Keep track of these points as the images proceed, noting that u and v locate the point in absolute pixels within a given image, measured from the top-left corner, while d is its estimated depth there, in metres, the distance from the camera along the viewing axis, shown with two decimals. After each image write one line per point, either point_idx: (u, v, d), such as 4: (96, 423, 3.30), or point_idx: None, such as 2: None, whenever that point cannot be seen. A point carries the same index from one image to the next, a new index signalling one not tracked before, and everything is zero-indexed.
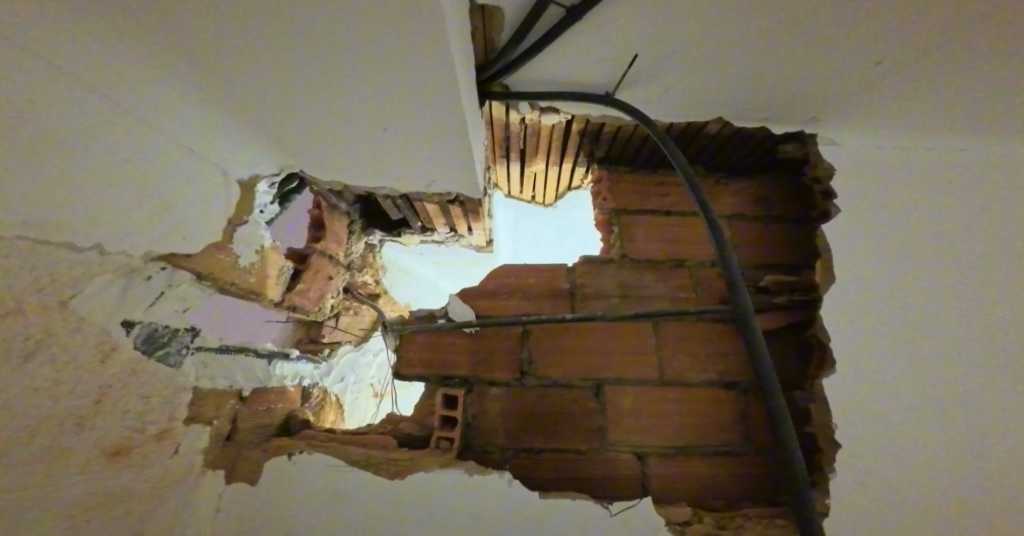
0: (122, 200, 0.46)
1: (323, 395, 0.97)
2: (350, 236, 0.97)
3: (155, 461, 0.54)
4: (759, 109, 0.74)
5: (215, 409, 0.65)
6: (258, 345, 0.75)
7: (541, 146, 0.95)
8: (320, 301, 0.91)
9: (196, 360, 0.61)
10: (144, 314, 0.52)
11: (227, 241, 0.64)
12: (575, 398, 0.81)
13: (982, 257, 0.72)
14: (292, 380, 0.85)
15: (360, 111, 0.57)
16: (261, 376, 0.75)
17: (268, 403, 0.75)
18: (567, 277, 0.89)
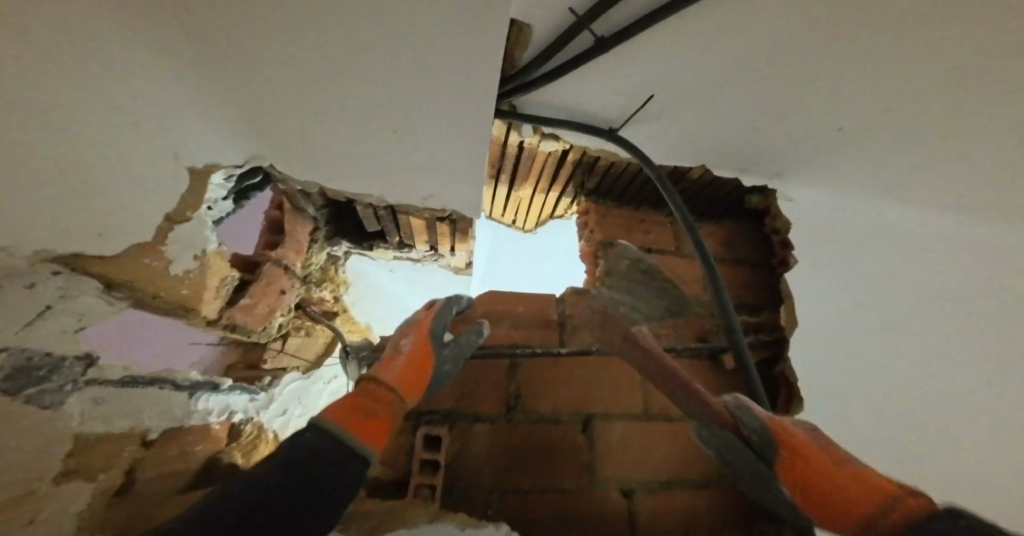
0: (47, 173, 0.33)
1: (258, 431, 0.80)
2: (311, 246, 0.83)
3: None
4: (734, 162, 0.84)
5: (106, 461, 0.48)
6: (178, 375, 0.60)
7: (533, 172, 0.94)
8: (267, 319, 0.73)
9: (84, 397, 0.47)
10: (14, 337, 0.40)
11: (159, 242, 0.48)
12: (562, 434, 0.76)
13: (889, 310, 0.89)
14: (217, 416, 0.70)
15: (376, 110, 0.50)
16: (175, 414, 0.61)
17: (183, 446, 0.61)
18: (556, 307, 0.88)
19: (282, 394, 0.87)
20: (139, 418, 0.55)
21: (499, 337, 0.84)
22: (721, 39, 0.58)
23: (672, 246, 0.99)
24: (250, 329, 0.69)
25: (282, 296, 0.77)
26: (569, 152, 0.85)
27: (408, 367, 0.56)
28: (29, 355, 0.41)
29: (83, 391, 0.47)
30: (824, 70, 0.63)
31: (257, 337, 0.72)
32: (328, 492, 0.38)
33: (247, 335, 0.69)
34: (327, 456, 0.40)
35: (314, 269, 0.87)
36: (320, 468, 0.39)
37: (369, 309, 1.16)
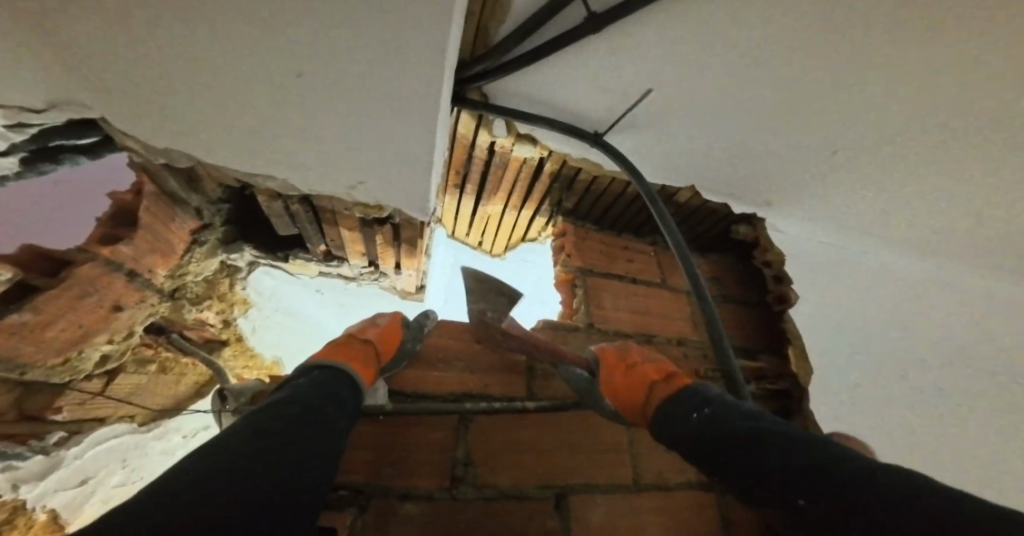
0: None
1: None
2: (190, 250, 0.59)
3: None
4: (726, 185, 0.76)
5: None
6: None
7: (503, 185, 0.80)
8: (75, 346, 0.51)
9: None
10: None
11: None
12: (526, 514, 0.55)
13: (898, 353, 0.79)
14: None
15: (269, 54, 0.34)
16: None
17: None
18: (524, 346, 0.71)
19: (83, 458, 0.69)
20: None
21: (448, 384, 0.64)
22: (724, 28, 0.50)
23: (658, 278, 0.88)
24: (34, 363, 0.48)
25: (119, 313, 0.53)
26: (547, 162, 0.73)
27: (366, 352, 0.53)
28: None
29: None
30: (833, 88, 0.57)
31: (52, 372, 0.52)
32: (316, 446, 0.31)
33: (23, 372, 0.48)
34: (296, 413, 0.34)
35: (194, 282, 0.64)
36: (298, 429, 0.32)
37: (279, 342, 0.91)
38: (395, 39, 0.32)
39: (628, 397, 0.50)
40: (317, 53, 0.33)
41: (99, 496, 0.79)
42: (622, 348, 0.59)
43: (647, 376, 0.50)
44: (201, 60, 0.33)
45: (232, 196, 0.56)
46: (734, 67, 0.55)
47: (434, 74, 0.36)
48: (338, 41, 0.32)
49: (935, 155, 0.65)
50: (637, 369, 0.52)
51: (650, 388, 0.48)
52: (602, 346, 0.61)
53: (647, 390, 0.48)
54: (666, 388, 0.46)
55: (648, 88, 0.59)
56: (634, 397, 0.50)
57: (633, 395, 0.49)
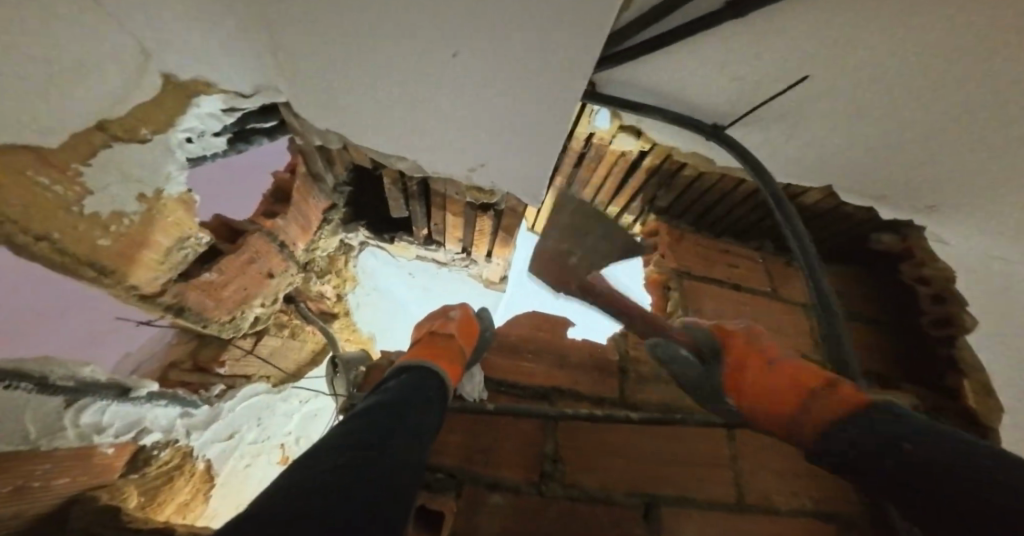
0: None
1: (179, 459, 0.73)
2: (321, 226, 0.67)
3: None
4: (871, 185, 0.64)
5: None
6: (58, 369, 0.49)
7: (596, 179, 0.77)
8: (238, 307, 0.60)
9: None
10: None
11: (74, 159, 0.32)
12: (614, 521, 0.53)
13: None
14: (116, 436, 0.61)
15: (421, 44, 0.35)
16: (33, 435, 0.50)
17: (26, 477, 0.49)
18: (615, 345, 0.68)
19: (231, 413, 0.79)
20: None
21: (538, 375, 0.64)
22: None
23: (766, 287, 0.79)
24: (210, 317, 0.56)
25: (268, 280, 0.62)
26: (648, 155, 0.68)
27: (449, 348, 0.53)
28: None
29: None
30: None
31: (220, 329, 0.60)
32: (406, 450, 0.31)
33: (204, 323, 0.57)
34: (377, 416, 0.34)
35: (320, 257, 0.73)
36: (382, 430, 0.32)
37: (373, 317, 1.00)
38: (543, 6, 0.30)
39: (756, 399, 0.37)
40: (466, 28, 0.33)
41: (239, 451, 0.87)
42: (753, 337, 0.44)
43: (794, 378, 0.35)
44: (362, 38, 0.35)
45: (354, 178, 0.61)
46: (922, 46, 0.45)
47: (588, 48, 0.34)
48: (487, 14, 0.32)
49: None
50: (774, 367, 0.37)
51: (805, 395, 0.33)
52: (723, 328, 0.47)
53: (798, 392, 0.34)
54: (827, 401, 0.32)
55: (807, 77, 0.50)
56: (777, 403, 0.35)
57: (764, 396, 0.36)
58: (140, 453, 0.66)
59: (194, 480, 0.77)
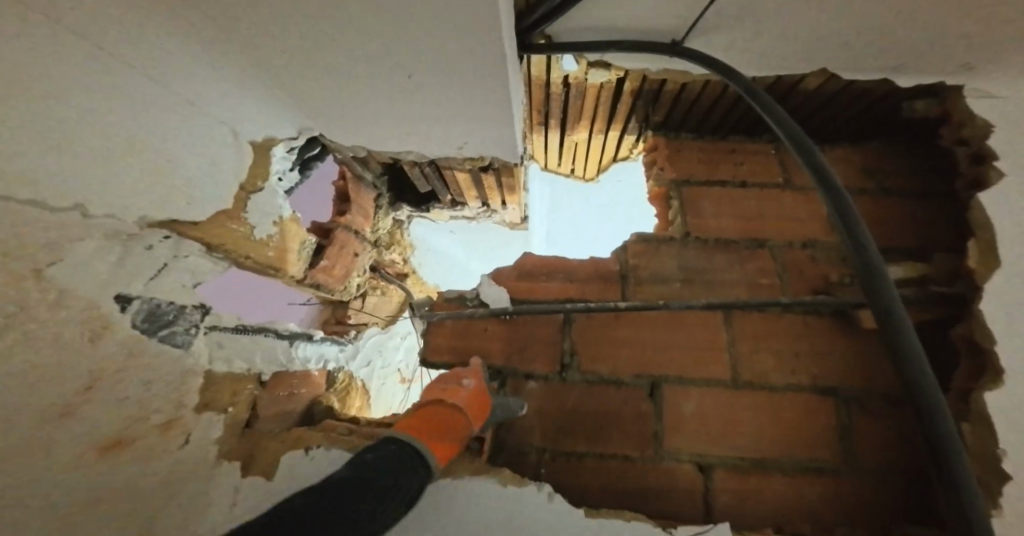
0: (134, 181, 0.40)
1: (348, 380, 0.93)
2: (377, 212, 0.89)
3: (165, 455, 0.48)
4: (877, 49, 0.58)
5: (230, 397, 0.58)
6: (276, 326, 0.69)
7: (585, 111, 0.81)
8: (346, 280, 0.84)
9: (209, 341, 0.54)
10: (145, 288, 0.44)
11: (240, 212, 0.54)
12: (623, 400, 0.71)
13: None
14: (316, 364, 0.80)
15: (378, 70, 0.48)
16: (282, 360, 0.69)
17: (290, 388, 0.70)
18: (617, 258, 0.79)
19: (365, 347, 0.99)
20: (253, 362, 0.63)
21: (553, 292, 0.79)
22: None
23: (778, 179, 0.80)
24: (331, 289, 0.80)
25: (356, 258, 0.87)
26: (625, 81, 0.71)
27: (448, 424, 0.51)
28: (155, 304, 0.45)
29: (207, 336, 0.54)
30: None
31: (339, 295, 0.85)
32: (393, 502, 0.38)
33: (331, 292, 0.81)
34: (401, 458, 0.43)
35: (382, 235, 0.95)
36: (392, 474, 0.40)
37: (435, 269, 1.24)
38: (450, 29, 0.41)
39: None
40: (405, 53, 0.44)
41: (378, 374, 1.07)
42: None
43: None
44: (342, 73, 0.48)
45: (388, 170, 0.80)
46: None
47: (492, 37, 0.42)
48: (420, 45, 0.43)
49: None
50: None
51: None
52: None
53: None
54: None
55: None
56: None
57: None
58: (331, 378, 0.85)
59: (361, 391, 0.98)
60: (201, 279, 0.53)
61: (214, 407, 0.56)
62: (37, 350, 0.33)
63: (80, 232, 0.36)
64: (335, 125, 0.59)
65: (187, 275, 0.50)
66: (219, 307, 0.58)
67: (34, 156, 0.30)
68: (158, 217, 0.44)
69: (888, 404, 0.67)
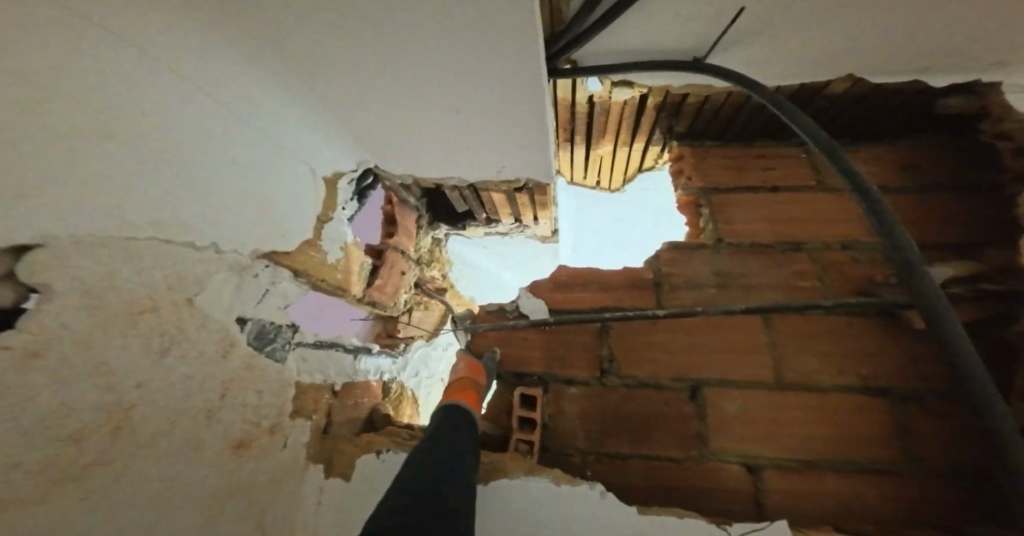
0: (240, 219, 0.48)
1: (400, 389, 1.00)
2: (419, 232, 0.97)
3: (269, 453, 0.55)
4: (901, 52, 0.59)
5: (313, 404, 0.66)
6: (346, 340, 0.75)
7: (610, 127, 0.86)
8: (396, 296, 0.92)
9: (296, 356, 0.62)
10: (255, 310, 0.52)
11: (317, 240, 0.63)
12: (664, 401, 0.73)
13: None
14: (375, 373, 0.87)
15: (431, 109, 0.54)
16: (348, 371, 0.75)
17: (356, 396, 0.76)
18: (651, 268, 0.82)
19: (414, 358, 1.06)
20: (328, 374, 0.70)
21: (589, 300, 0.83)
22: None
23: (811, 181, 0.82)
24: (385, 305, 0.87)
25: (403, 276, 0.93)
26: (648, 97, 0.75)
27: (462, 384, 0.67)
28: (261, 324, 0.54)
29: (294, 351, 0.61)
30: None
31: (392, 311, 0.92)
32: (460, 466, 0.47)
33: (384, 308, 0.87)
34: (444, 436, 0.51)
35: (423, 252, 1.02)
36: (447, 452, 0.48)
37: (470, 283, 1.30)
38: (499, 74, 0.48)
39: None
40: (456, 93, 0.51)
41: (424, 384, 1.14)
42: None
43: None
44: (399, 113, 0.55)
45: (426, 193, 0.88)
46: None
47: (535, 75, 0.47)
48: (473, 89, 0.50)
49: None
50: None
51: None
52: None
53: None
54: None
55: (744, 8, 0.54)
56: None
57: None
58: (387, 388, 0.93)
59: (411, 401, 1.07)
60: (290, 300, 0.59)
61: (302, 413, 0.63)
62: (185, 365, 0.40)
63: (215, 266, 0.44)
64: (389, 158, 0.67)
65: (283, 299, 0.58)
66: (304, 323, 0.63)
67: (180, 207, 0.39)
68: (266, 248, 0.53)
69: (941, 402, 0.68)
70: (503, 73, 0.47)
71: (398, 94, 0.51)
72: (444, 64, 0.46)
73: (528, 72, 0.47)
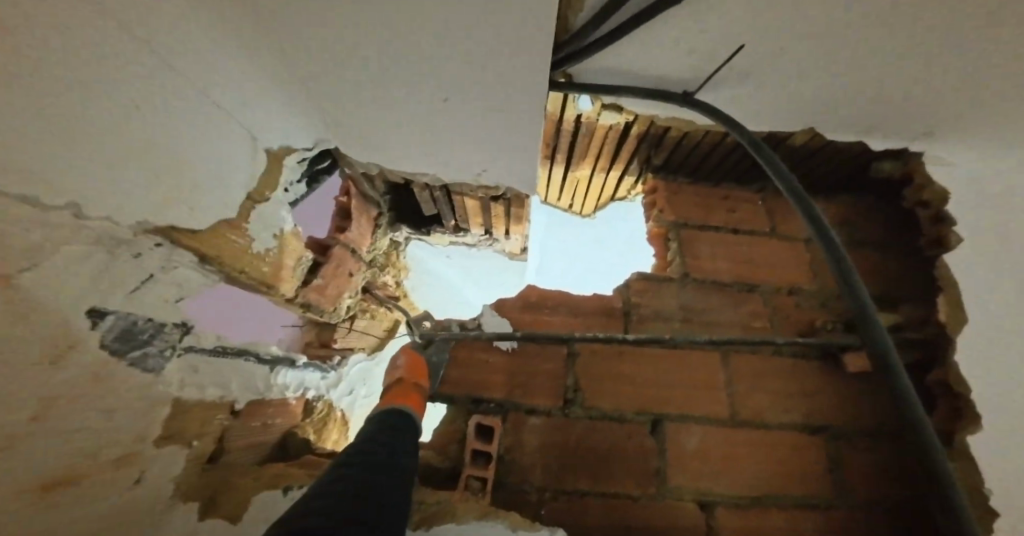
0: (138, 180, 0.36)
1: (328, 409, 0.90)
2: (375, 231, 0.87)
3: (75, 498, 0.40)
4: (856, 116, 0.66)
5: (198, 427, 0.56)
6: (262, 348, 0.65)
7: (591, 150, 0.85)
8: (337, 300, 0.78)
9: (182, 364, 0.50)
10: (123, 302, 0.40)
11: (242, 220, 0.51)
12: (624, 435, 0.70)
13: None
14: (295, 391, 0.78)
15: (418, 86, 0.48)
16: (260, 388, 0.68)
17: (264, 418, 0.71)
18: (622, 296, 0.80)
19: (349, 375, 0.94)
20: (227, 390, 0.60)
21: (558, 324, 0.78)
22: None
23: (765, 226, 0.88)
24: (323, 309, 0.75)
25: (351, 278, 0.82)
26: (633, 125, 0.75)
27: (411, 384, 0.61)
28: (133, 321, 0.41)
29: (181, 358, 0.50)
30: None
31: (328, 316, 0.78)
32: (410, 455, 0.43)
33: (319, 313, 0.74)
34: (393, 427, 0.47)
35: (377, 254, 0.91)
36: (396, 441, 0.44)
37: (427, 293, 1.20)
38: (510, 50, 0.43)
39: None
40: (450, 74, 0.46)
41: (359, 404, 1.02)
42: None
43: None
44: (379, 86, 0.48)
45: (391, 190, 0.79)
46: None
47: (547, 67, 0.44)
48: (473, 70, 0.45)
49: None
50: None
51: None
52: None
53: None
54: None
55: (744, 45, 0.56)
56: None
57: None
58: (308, 407, 0.84)
59: (338, 424, 0.94)
60: (185, 294, 0.48)
61: (179, 440, 0.53)
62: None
63: (69, 236, 0.31)
64: (356, 141, 0.58)
65: (172, 289, 0.45)
66: (202, 325, 0.52)
67: (48, 141, 0.27)
68: (162, 224, 0.40)
69: (873, 441, 0.72)
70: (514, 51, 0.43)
71: (386, 58, 0.45)
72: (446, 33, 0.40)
73: (541, 55, 0.43)
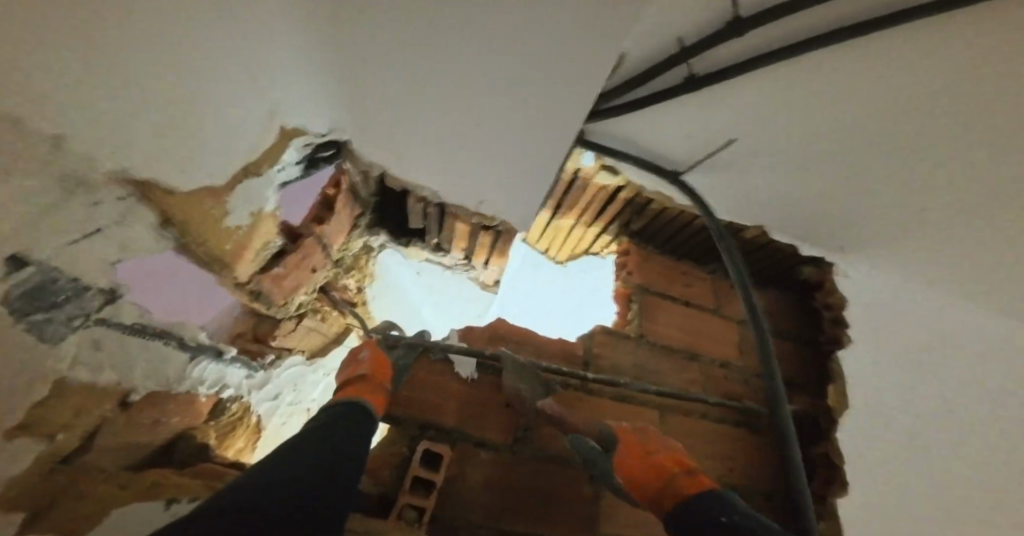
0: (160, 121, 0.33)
1: (241, 414, 0.78)
2: (352, 230, 0.83)
3: None
4: (787, 217, 0.85)
5: (69, 419, 0.45)
6: (189, 331, 0.55)
7: (579, 204, 0.92)
8: (291, 294, 0.69)
9: (85, 337, 0.42)
10: (54, 254, 0.34)
11: (227, 190, 0.45)
12: (566, 479, 0.70)
13: (926, 394, 0.88)
14: (208, 387, 0.67)
15: (457, 110, 0.51)
16: (168, 378, 0.57)
17: (159, 415, 0.58)
18: (585, 344, 0.85)
19: (279, 378, 0.84)
20: (128, 375, 0.50)
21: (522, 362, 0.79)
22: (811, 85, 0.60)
23: (711, 304, 1.00)
24: (271, 302, 0.65)
25: (313, 273, 0.74)
26: (622, 190, 0.84)
27: (371, 383, 0.61)
28: (52, 277, 0.35)
29: (88, 329, 0.42)
30: (889, 146, 0.67)
31: (276, 312, 0.69)
32: (350, 461, 0.46)
33: (269, 307, 0.66)
34: (334, 436, 0.48)
35: (347, 255, 0.87)
36: (333, 451, 0.45)
37: (385, 306, 1.13)
38: (554, 95, 0.48)
39: None
40: (493, 105, 0.50)
41: (280, 412, 0.91)
42: None
43: None
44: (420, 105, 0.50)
45: (378, 194, 0.77)
46: (809, 122, 0.66)
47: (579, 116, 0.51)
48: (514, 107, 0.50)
49: (974, 204, 0.72)
50: None
51: None
52: None
53: None
54: None
55: (733, 141, 0.70)
56: None
57: None
58: (221, 406, 0.72)
59: (249, 431, 0.83)
60: (125, 253, 0.40)
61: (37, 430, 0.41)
62: None
63: None
64: (373, 143, 0.58)
65: (113, 246, 0.38)
66: (134, 295, 0.44)
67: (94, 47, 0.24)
68: (143, 176, 0.35)
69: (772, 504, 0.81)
70: (556, 95, 0.48)
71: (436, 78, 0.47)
72: (507, 71, 0.45)
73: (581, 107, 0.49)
